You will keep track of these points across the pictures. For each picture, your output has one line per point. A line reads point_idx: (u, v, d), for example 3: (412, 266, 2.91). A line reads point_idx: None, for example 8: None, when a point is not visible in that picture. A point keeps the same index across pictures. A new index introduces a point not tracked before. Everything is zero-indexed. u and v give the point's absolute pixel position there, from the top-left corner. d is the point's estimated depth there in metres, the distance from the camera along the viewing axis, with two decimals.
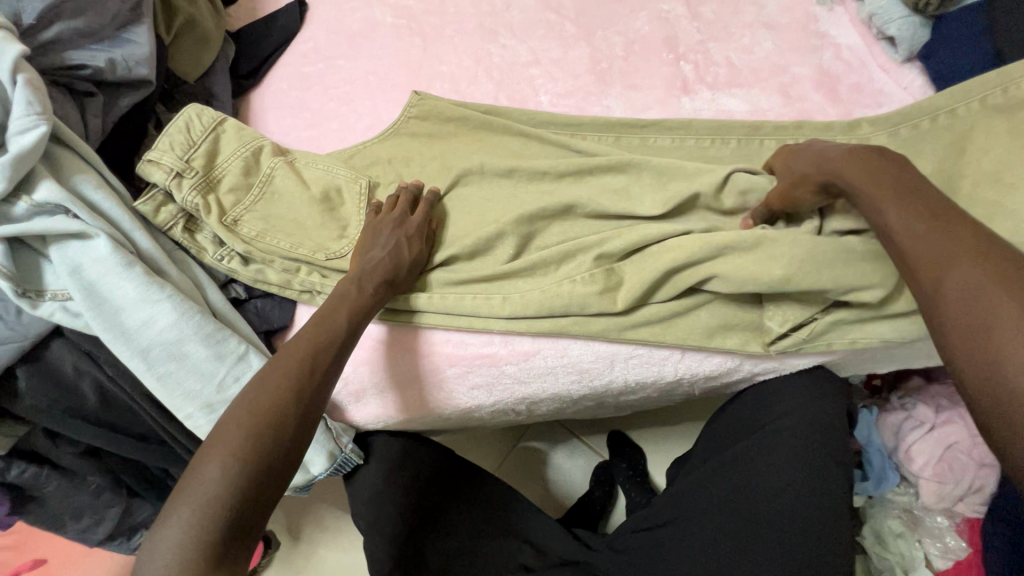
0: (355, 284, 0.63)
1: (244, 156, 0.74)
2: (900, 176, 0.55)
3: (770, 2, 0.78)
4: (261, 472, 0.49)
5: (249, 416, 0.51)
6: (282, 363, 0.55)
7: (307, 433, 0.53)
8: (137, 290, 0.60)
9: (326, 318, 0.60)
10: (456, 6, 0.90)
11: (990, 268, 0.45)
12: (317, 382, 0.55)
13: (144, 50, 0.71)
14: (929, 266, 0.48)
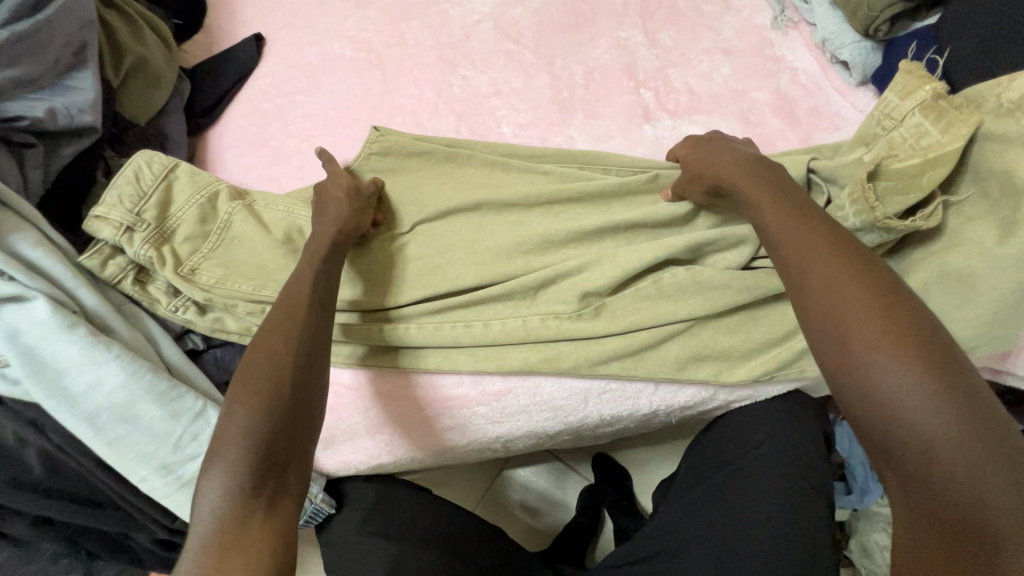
0: (319, 233, 0.62)
1: (199, 203, 0.71)
2: (757, 172, 0.56)
3: (726, 27, 0.79)
4: (281, 412, 0.49)
5: (250, 380, 0.50)
6: (273, 317, 0.55)
7: (318, 373, 0.53)
8: (81, 353, 0.57)
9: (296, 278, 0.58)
10: (415, 37, 0.89)
11: (848, 265, 0.46)
12: (308, 330, 0.54)
13: (88, 97, 0.69)
14: (798, 265, 0.48)
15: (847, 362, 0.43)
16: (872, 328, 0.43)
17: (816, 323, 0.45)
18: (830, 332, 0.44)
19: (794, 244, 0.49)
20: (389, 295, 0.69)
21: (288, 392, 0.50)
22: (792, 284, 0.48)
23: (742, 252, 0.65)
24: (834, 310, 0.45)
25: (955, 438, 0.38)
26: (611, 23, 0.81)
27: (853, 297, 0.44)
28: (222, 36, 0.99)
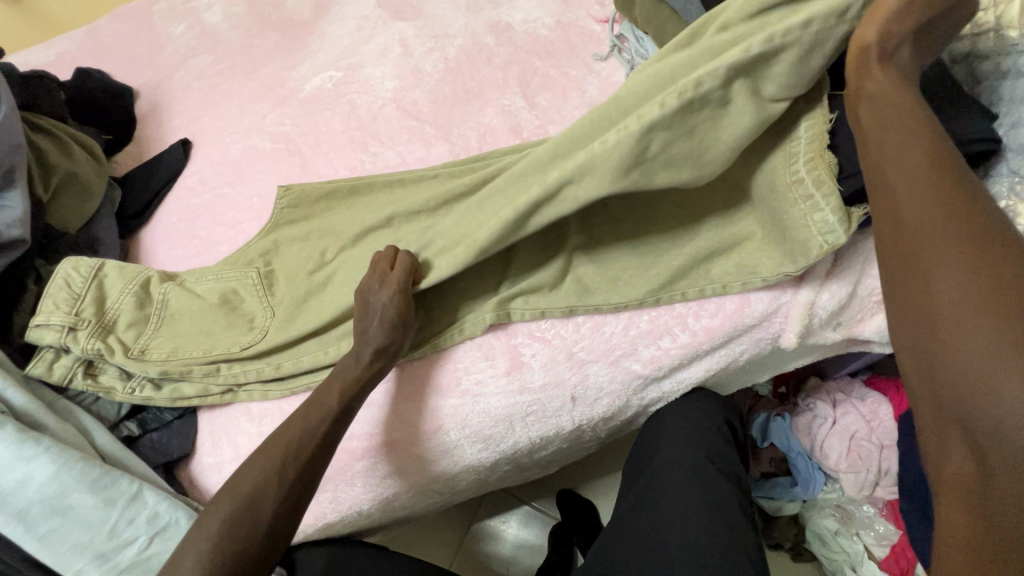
0: (348, 358, 0.66)
1: (133, 291, 0.76)
2: (890, 125, 0.49)
3: (591, 86, 0.90)
4: (240, 543, 0.57)
5: (231, 500, 0.59)
6: (264, 450, 0.61)
7: (288, 513, 0.60)
8: (11, 450, 0.59)
9: (316, 398, 0.65)
10: (328, 125, 0.99)
11: (976, 259, 0.43)
12: (297, 468, 0.61)
13: (17, 213, 0.74)
14: (919, 250, 0.45)
15: (940, 353, 0.43)
16: (966, 288, 0.42)
17: (914, 310, 0.45)
18: (934, 328, 0.43)
19: (909, 219, 0.46)
20: (324, 353, 0.73)
21: (261, 517, 0.58)
22: (902, 256, 0.46)
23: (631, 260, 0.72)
24: (949, 305, 0.43)
25: None
26: (496, 93, 0.93)
27: (967, 298, 0.42)
28: (151, 145, 1.07)
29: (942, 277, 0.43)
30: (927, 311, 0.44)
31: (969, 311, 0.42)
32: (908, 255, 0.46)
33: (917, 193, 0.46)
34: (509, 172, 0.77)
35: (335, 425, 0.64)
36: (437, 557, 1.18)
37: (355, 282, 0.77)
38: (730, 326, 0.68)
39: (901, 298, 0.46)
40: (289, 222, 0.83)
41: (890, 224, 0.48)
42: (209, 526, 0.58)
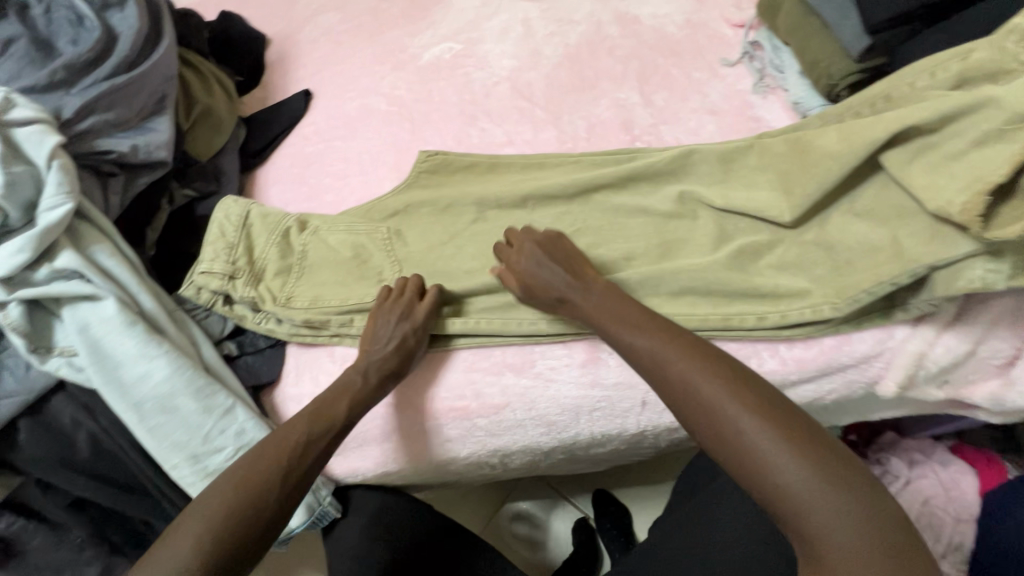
0: (359, 377, 0.69)
1: (275, 241, 0.82)
2: (654, 352, 0.61)
3: (713, 91, 0.87)
4: (234, 530, 0.56)
5: (245, 479, 0.59)
6: (264, 455, 0.61)
7: (285, 509, 0.60)
8: (138, 347, 0.65)
9: (324, 406, 0.67)
10: (442, 95, 1.02)
11: (784, 429, 0.52)
12: (298, 466, 0.62)
13: (164, 137, 0.81)
14: (747, 456, 0.52)
15: (769, 489, 0.51)
16: (798, 477, 0.50)
17: (771, 506, 0.51)
18: (751, 462, 0.52)
19: (707, 398, 0.56)
20: (438, 322, 0.76)
21: (252, 521, 0.57)
22: (735, 462, 0.53)
23: (744, 249, 0.70)
24: (785, 497, 0.50)
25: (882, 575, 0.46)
26: (612, 86, 0.92)
27: (795, 479, 0.50)
28: (276, 91, 1.14)
29: (772, 467, 0.51)
30: (786, 505, 0.50)
31: (779, 444, 0.52)
32: (717, 432, 0.55)
33: (715, 386, 0.56)
34: (618, 177, 0.78)
35: (330, 441, 0.65)
36: (468, 523, 1.22)
37: (461, 251, 0.81)
38: (825, 362, 0.66)
39: (741, 477, 0.53)
40: (424, 186, 0.87)
41: (687, 408, 0.57)
42: (196, 517, 0.56)
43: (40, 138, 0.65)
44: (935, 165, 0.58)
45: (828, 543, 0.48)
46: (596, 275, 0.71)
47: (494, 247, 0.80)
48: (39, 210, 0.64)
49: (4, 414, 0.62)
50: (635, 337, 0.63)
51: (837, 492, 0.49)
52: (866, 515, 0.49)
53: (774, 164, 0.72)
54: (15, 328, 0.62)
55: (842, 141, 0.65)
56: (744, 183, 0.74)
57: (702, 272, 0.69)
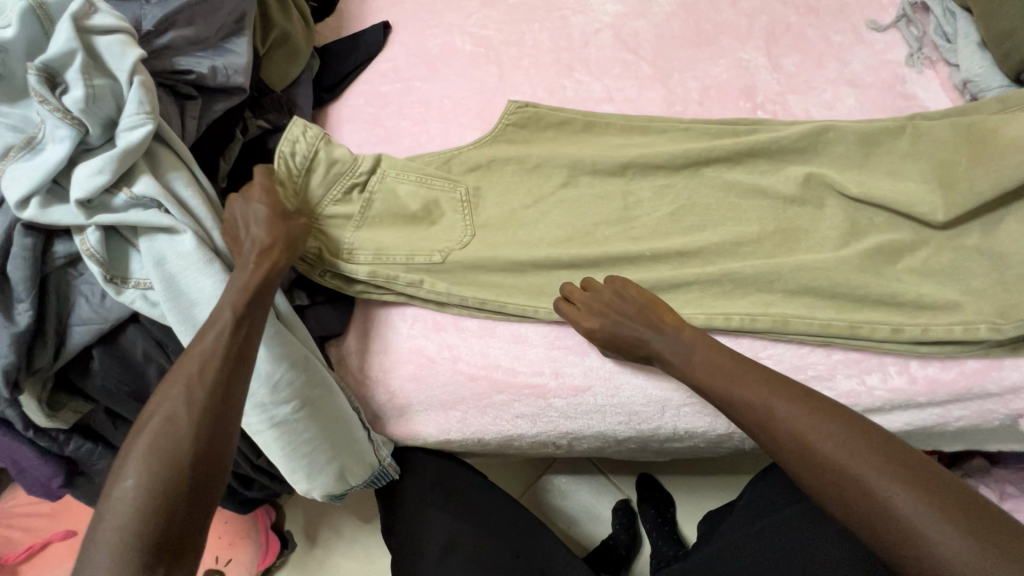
0: (253, 269, 0.59)
1: (338, 191, 0.72)
2: (683, 351, 0.60)
3: (855, 58, 0.76)
4: (165, 485, 0.48)
5: (156, 435, 0.50)
6: (165, 390, 0.52)
7: (205, 454, 0.51)
8: (214, 287, 0.62)
9: (202, 332, 0.55)
10: (535, 39, 0.92)
11: (806, 402, 0.52)
12: (205, 396, 0.52)
13: (242, 61, 0.76)
14: (775, 428, 0.52)
15: (893, 535, 0.45)
16: (838, 448, 0.49)
17: (831, 496, 0.48)
18: (875, 508, 0.46)
19: (823, 447, 0.49)
20: (513, 297, 0.70)
21: (186, 473, 0.49)
22: (784, 451, 0.51)
23: (878, 244, 0.62)
24: (837, 471, 0.48)
25: (969, 543, 0.42)
26: (733, 44, 0.81)
27: (843, 451, 0.48)
28: (351, 20, 1.06)
29: (815, 442, 0.50)
30: (836, 482, 0.48)
31: (907, 492, 0.45)
32: (833, 473, 0.48)
33: (734, 379, 0.57)
34: (739, 150, 0.69)
35: (221, 366, 0.54)
36: (507, 487, 1.20)
37: (547, 217, 0.73)
38: (965, 386, 0.58)
39: (797, 470, 0.50)
40: (508, 140, 0.78)
41: (798, 455, 0.50)
42: (126, 476, 0.48)
43: (122, 50, 0.60)
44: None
45: (900, 523, 0.44)
46: (672, 313, 0.63)
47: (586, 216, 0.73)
48: (118, 129, 0.60)
49: (80, 341, 0.60)
50: (740, 387, 0.55)
51: (891, 468, 0.47)
52: (921, 479, 0.46)
53: (930, 153, 0.64)
54: (93, 254, 0.59)
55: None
56: (892, 172, 0.65)
57: (835, 272, 0.62)
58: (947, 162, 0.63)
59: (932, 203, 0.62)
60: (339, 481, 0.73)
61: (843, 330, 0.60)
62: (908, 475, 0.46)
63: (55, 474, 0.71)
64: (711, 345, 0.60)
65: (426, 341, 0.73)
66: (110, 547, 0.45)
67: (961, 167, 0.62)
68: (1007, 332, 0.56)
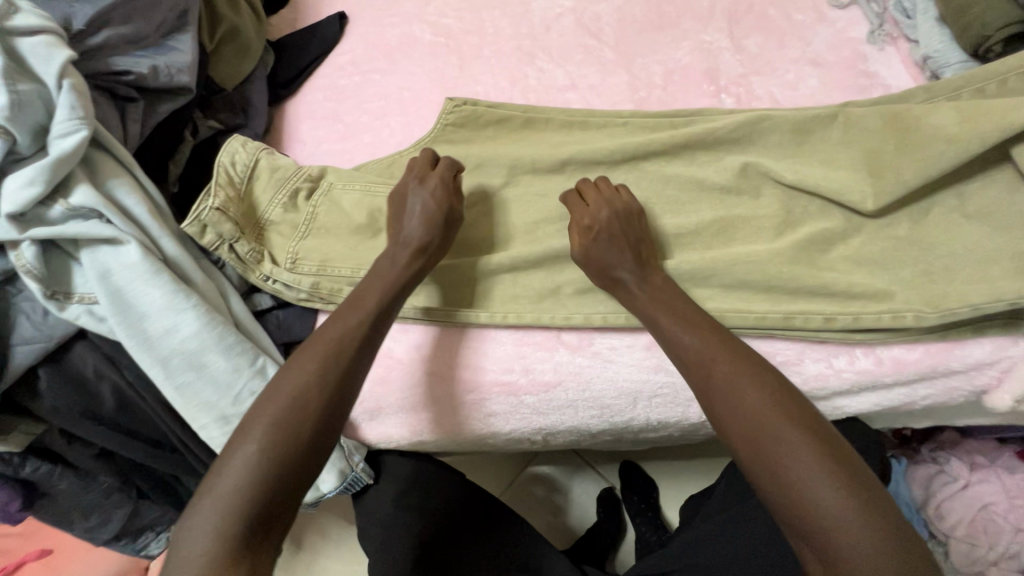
0: (389, 257, 0.65)
1: (282, 201, 0.76)
2: (630, 297, 0.59)
3: (818, 37, 0.75)
4: (275, 469, 0.51)
5: (268, 418, 0.53)
6: (279, 376, 0.56)
7: (322, 440, 0.54)
8: (163, 299, 0.59)
9: (337, 324, 0.59)
10: (495, 26, 0.89)
11: (734, 353, 0.52)
12: (334, 387, 0.55)
13: (187, 59, 0.72)
14: (703, 372, 0.52)
15: (785, 493, 0.45)
16: (756, 398, 0.49)
17: (737, 443, 0.49)
18: (779, 464, 0.46)
19: (746, 397, 0.49)
20: (460, 295, 0.70)
21: (302, 453, 0.52)
22: (704, 394, 0.51)
23: (857, 234, 0.59)
24: (749, 420, 0.48)
25: (849, 507, 0.43)
26: (696, 26, 0.80)
27: (761, 404, 0.49)
28: (307, 12, 1.02)
29: (734, 389, 0.50)
30: (746, 430, 0.48)
31: (814, 463, 0.45)
32: (749, 419, 0.48)
33: (667, 321, 0.56)
34: (708, 139, 0.65)
35: (358, 363, 0.58)
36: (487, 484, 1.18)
37: (513, 210, 0.72)
38: (928, 365, 0.57)
39: (715, 414, 0.50)
40: (447, 141, 0.79)
41: (721, 399, 0.50)
42: (243, 448, 0.51)
43: (49, 51, 0.56)
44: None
45: (795, 477, 0.45)
46: (656, 259, 0.61)
47: (551, 208, 0.71)
48: (49, 136, 0.56)
49: (23, 362, 0.57)
50: (686, 332, 0.54)
51: (800, 428, 0.47)
52: (822, 444, 0.46)
53: (861, 140, 0.60)
54: (30, 271, 0.56)
55: (963, 123, 0.55)
56: (820, 159, 0.62)
57: (772, 266, 0.59)
58: (874, 150, 0.59)
59: (860, 190, 0.58)
60: (312, 489, 0.71)
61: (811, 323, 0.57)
62: (821, 448, 0.46)
63: (14, 499, 0.70)
64: (657, 289, 0.59)
65: (393, 343, 0.71)
66: (219, 514, 0.49)
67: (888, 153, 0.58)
68: (930, 322, 0.53)
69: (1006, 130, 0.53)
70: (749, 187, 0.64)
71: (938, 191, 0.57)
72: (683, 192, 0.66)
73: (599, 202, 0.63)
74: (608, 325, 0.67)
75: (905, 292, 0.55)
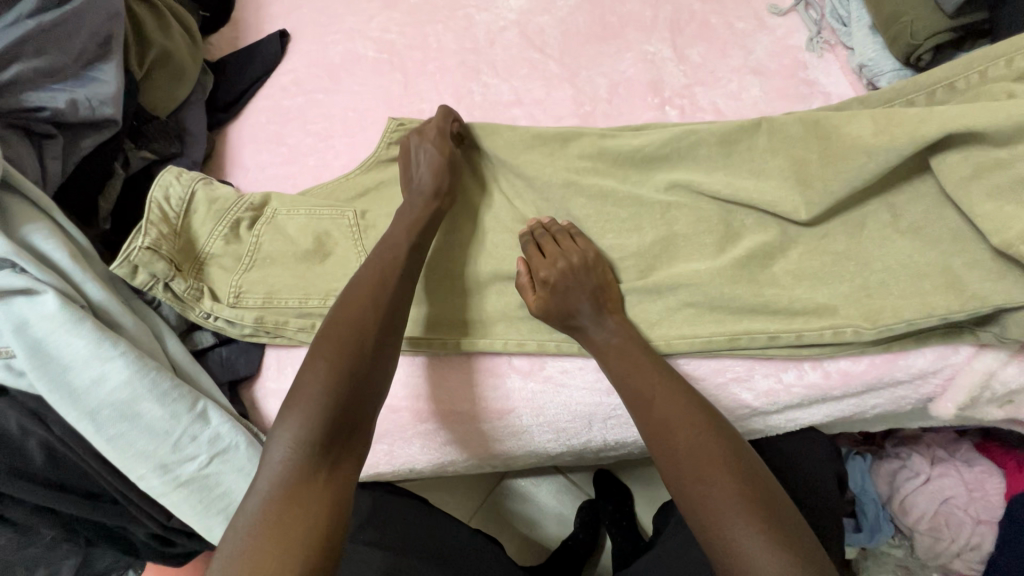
0: (405, 205, 0.66)
1: (223, 232, 0.73)
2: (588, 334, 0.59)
3: (759, 46, 0.74)
4: (334, 404, 0.52)
5: (331, 358, 0.54)
6: (335, 320, 0.56)
7: (376, 376, 0.55)
8: (89, 347, 0.57)
9: (375, 273, 0.60)
10: (439, 41, 0.87)
11: (683, 395, 0.52)
12: (378, 327, 0.56)
13: (110, 89, 0.69)
14: (650, 412, 0.52)
15: (720, 546, 0.45)
16: (701, 442, 0.49)
17: (681, 484, 0.48)
18: (711, 516, 0.46)
19: (682, 442, 0.49)
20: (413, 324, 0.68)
21: (364, 365, 0.54)
22: (651, 434, 0.51)
23: (797, 246, 0.59)
24: (694, 463, 0.48)
25: (781, 563, 0.42)
26: (639, 36, 0.79)
27: (705, 449, 0.48)
28: (247, 30, 0.99)
29: (679, 431, 0.50)
30: (690, 473, 0.48)
31: (746, 519, 0.45)
32: (687, 465, 0.48)
33: (618, 360, 0.56)
34: (651, 156, 0.64)
35: (397, 300, 0.59)
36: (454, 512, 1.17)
37: (460, 233, 0.71)
38: (874, 376, 0.57)
39: (662, 456, 0.50)
40: (393, 159, 0.78)
41: (660, 441, 0.50)
42: (314, 363, 0.54)
43: None
44: (1001, 189, 0.48)
45: (728, 529, 0.45)
46: (616, 305, 0.61)
47: (498, 229, 0.70)
48: None
49: None
50: (631, 376, 0.54)
51: (739, 478, 0.47)
52: (758, 495, 0.46)
53: (786, 148, 0.59)
54: None
55: (882, 132, 0.53)
56: (754, 171, 0.60)
57: (714, 287, 0.59)
58: (802, 159, 0.58)
59: (795, 200, 0.57)
60: None
61: (757, 341, 0.57)
62: (753, 502, 0.45)
63: None
64: (610, 325, 0.58)
65: None
66: (298, 423, 0.51)
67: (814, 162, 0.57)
68: (868, 337, 0.53)
69: (931, 145, 0.51)
70: (692, 203, 0.63)
71: (873, 203, 0.57)
72: (629, 209, 0.65)
73: (556, 247, 0.62)
74: (561, 352, 0.65)
75: (846, 307, 0.55)
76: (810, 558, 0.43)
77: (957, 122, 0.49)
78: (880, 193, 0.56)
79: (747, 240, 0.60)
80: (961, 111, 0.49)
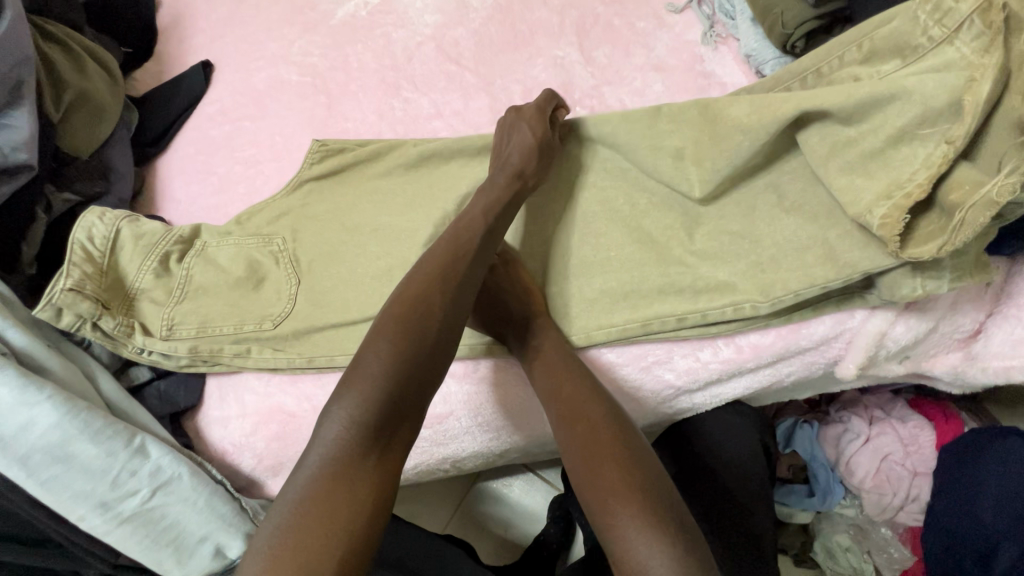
0: (489, 184, 0.63)
1: (152, 266, 0.73)
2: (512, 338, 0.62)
3: (659, 43, 0.78)
4: (414, 349, 0.51)
5: (401, 306, 0.53)
6: (423, 267, 0.56)
7: (452, 328, 0.54)
8: (13, 394, 0.57)
9: (466, 219, 0.60)
10: (360, 61, 0.89)
11: (592, 391, 0.55)
12: (457, 278, 0.55)
13: (23, 134, 0.69)
14: (560, 405, 0.55)
15: (606, 529, 0.47)
16: (601, 433, 0.52)
17: (581, 472, 0.50)
18: (601, 501, 0.48)
19: (582, 435, 0.52)
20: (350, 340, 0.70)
21: (445, 309, 0.54)
22: (559, 425, 0.54)
23: (697, 231, 0.62)
24: (592, 453, 0.51)
25: (658, 544, 0.44)
26: (548, 42, 0.82)
27: (605, 438, 0.51)
28: (172, 63, 0.99)
29: (583, 422, 0.53)
30: (588, 461, 0.50)
31: (631, 504, 0.47)
32: (587, 453, 0.51)
33: (534, 360, 0.59)
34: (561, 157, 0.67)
35: (486, 243, 0.59)
36: (428, 521, 1.18)
37: (389, 246, 0.73)
38: (781, 346, 0.60)
39: (567, 447, 0.53)
40: (319, 179, 0.79)
41: (567, 431, 0.53)
42: (376, 343, 0.51)
43: None
44: (861, 163, 0.52)
45: (614, 515, 0.47)
46: (537, 303, 0.63)
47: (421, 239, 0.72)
48: None
49: None
50: (544, 375, 0.57)
51: (631, 466, 0.49)
52: (648, 482, 0.48)
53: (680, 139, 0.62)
54: None
55: (756, 118, 0.56)
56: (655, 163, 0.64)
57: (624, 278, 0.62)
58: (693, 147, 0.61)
59: (688, 184, 0.61)
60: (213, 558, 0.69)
61: (667, 325, 0.60)
62: (640, 489, 0.47)
63: None
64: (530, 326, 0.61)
65: (283, 396, 0.70)
66: (374, 371, 0.50)
67: (703, 149, 0.60)
68: (764, 310, 0.57)
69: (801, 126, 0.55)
70: (600, 198, 0.66)
71: (763, 185, 0.60)
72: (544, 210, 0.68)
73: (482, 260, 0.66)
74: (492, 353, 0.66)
75: (745, 285, 0.58)
76: (691, 545, 0.45)
77: (819, 104, 0.52)
78: (767, 174, 0.60)
79: (653, 229, 0.63)
80: (822, 92, 0.53)
